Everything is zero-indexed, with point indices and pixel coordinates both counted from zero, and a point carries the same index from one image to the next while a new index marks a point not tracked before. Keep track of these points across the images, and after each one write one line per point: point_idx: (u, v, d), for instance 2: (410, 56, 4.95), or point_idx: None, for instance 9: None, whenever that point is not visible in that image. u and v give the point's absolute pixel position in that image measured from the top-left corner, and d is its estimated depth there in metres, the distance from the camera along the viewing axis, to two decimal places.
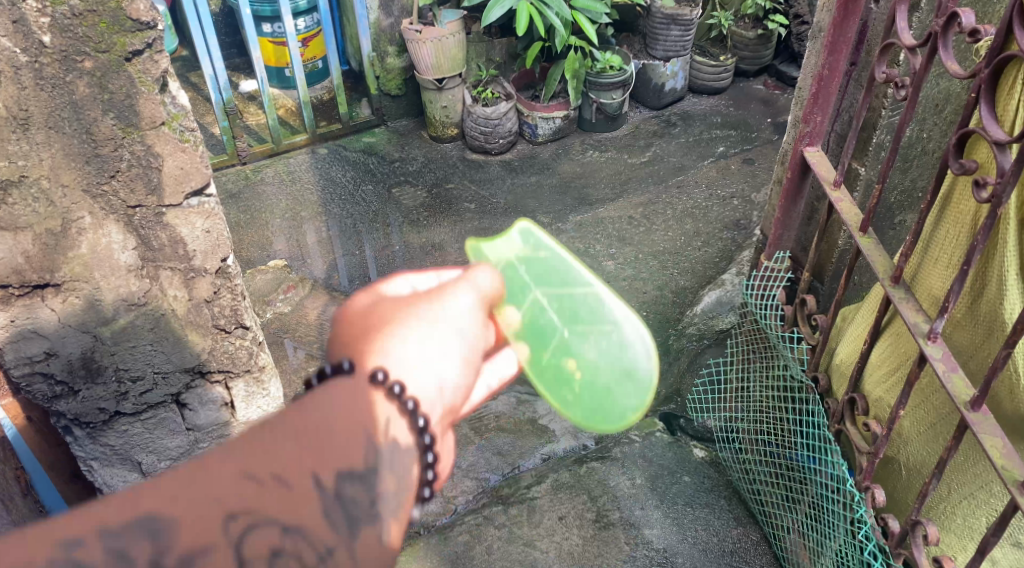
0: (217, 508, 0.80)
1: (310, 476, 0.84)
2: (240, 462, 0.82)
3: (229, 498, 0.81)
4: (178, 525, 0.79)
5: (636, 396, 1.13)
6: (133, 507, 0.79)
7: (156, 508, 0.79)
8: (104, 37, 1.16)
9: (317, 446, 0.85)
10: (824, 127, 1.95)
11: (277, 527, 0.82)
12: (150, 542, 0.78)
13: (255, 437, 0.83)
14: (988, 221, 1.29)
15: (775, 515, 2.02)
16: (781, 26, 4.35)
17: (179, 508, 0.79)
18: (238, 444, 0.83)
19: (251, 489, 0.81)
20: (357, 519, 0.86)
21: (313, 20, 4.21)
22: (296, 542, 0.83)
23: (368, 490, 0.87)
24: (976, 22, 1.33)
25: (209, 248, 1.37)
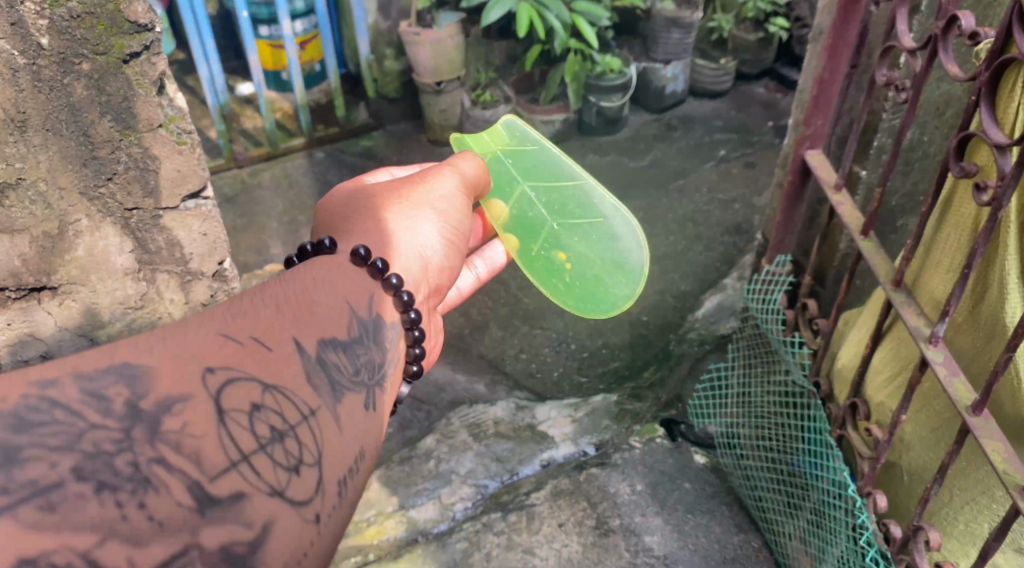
0: (198, 362, 0.90)
1: (290, 339, 1.00)
2: (225, 326, 0.96)
3: (212, 354, 0.92)
4: (161, 372, 0.87)
5: (625, 286, 1.52)
6: (112, 359, 0.86)
7: (138, 358, 0.87)
8: (102, 39, 1.16)
9: (298, 312, 1.04)
10: (826, 130, 1.95)
11: (256, 381, 0.92)
12: (128, 386, 0.84)
13: (239, 309, 1.00)
14: (989, 224, 1.29)
15: (776, 522, 1.99)
16: (782, 30, 4.35)
17: (160, 360, 0.88)
18: (225, 312, 0.98)
19: (233, 346, 0.94)
20: (331, 382, 1.00)
21: (313, 24, 3.94)
22: (274, 396, 0.93)
23: (342, 354, 1.05)
24: (975, 25, 1.32)
25: (205, 251, 1.42)
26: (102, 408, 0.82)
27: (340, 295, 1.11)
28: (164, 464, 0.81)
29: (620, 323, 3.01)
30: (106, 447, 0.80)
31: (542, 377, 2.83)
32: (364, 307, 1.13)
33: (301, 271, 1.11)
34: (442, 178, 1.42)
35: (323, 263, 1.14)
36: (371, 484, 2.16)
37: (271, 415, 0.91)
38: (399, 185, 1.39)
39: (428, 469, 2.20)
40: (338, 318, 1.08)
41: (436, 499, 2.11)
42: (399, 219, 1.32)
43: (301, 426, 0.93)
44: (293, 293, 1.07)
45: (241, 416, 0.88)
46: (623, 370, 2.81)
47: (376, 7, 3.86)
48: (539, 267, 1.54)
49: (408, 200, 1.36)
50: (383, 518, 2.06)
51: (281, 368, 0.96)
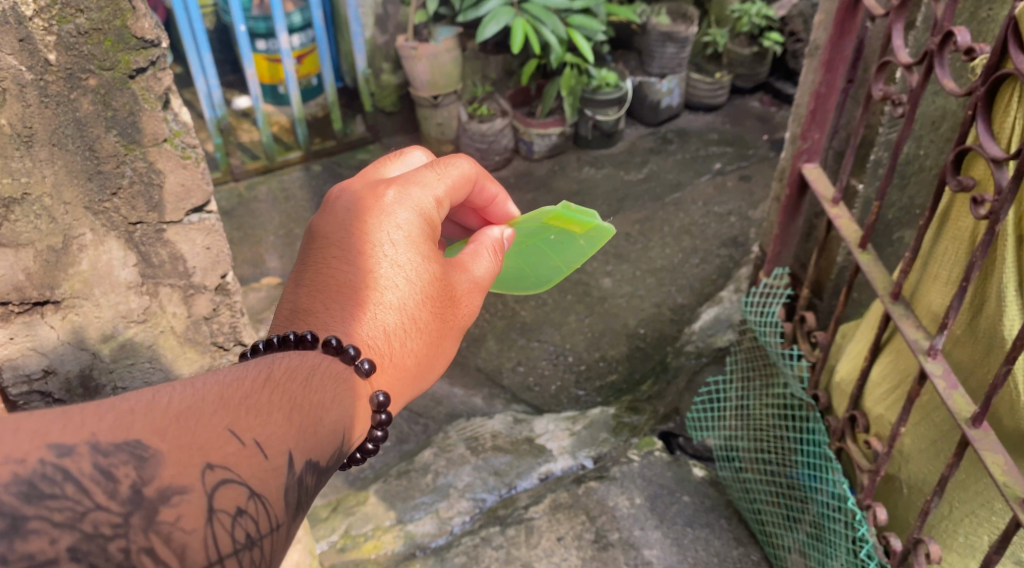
0: (200, 454, 0.72)
1: (286, 451, 0.79)
2: (234, 417, 0.76)
3: (215, 447, 0.73)
4: (168, 458, 0.70)
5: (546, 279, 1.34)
6: (123, 427, 0.70)
7: (148, 434, 0.70)
8: (109, 55, 1.17)
9: (302, 423, 0.82)
10: (822, 143, 1.97)
11: (247, 487, 0.74)
12: (136, 468, 0.69)
13: (251, 401, 0.79)
14: (987, 238, 1.29)
15: (775, 535, 1.99)
16: (777, 44, 4.38)
17: (168, 441, 0.71)
18: (238, 397, 0.78)
19: (235, 445, 0.75)
20: (301, 504, 0.81)
21: (310, 38, 3.96)
22: (257, 507, 0.75)
23: (321, 479, 0.84)
24: (972, 40, 1.33)
25: (208, 265, 1.42)
26: (108, 488, 0.67)
27: (341, 422, 0.88)
28: (153, 554, 0.68)
29: (617, 336, 3.01)
30: (103, 530, 0.66)
31: (539, 390, 2.83)
32: (352, 438, 0.91)
33: (321, 382, 0.89)
34: (471, 301, 1.14)
35: (321, 373, 0.90)
36: (369, 498, 2.15)
37: (248, 528, 0.74)
38: (437, 289, 1.09)
39: (426, 483, 2.19)
40: (333, 447, 0.86)
41: (434, 512, 2.10)
42: (420, 344, 1.06)
43: (269, 546, 0.77)
44: (303, 402, 0.85)
45: (225, 520, 0.72)
46: (620, 383, 2.82)
47: (374, 22, 3.88)
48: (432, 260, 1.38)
49: (437, 318, 1.08)
50: (381, 532, 2.04)
51: (274, 481, 0.77)
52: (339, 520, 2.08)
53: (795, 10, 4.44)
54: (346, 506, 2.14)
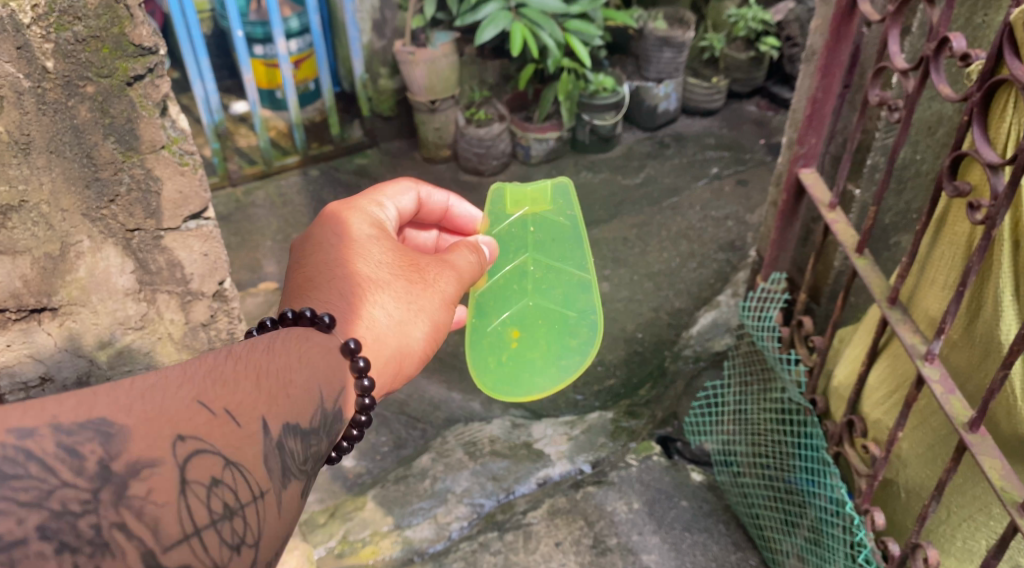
0: (170, 427, 0.80)
1: (258, 418, 0.88)
2: (200, 393, 0.85)
3: (182, 421, 0.81)
4: (134, 433, 0.77)
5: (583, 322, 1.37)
6: (87, 410, 0.77)
7: (114, 413, 0.78)
8: (107, 62, 1.18)
9: (271, 391, 0.92)
10: (819, 148, 1.97)
11: (220, 455, 0.82)
12: (102, 444, 0.76)
13: (217, 375, 0.88)
14: (983, 243, 1.30)
15: (773, 540, 1.99)
16: (773, 49, 4.39)
17: (134, 417, 0.78)
18: (202, 376, 0.87)
19: (205, 416, 0.83)
20: (286, 468, 0.90)
21: (307, 43, 3.97)
22: (233, 475, 0.84)
23: (304, 442, 0.93)
24: (967, 46, 1.34)
25: (206, 271, 1.42)
26: (74, 466, 0.73)
27: (314, 380, 0.98)
28: (125, 528, 0.74)
29: (615, 340, 3.01)
30: (72, 506, 0.72)
31: (537, 394, 2.83)
32: (335, 401, 0.99)
33: (282, 347, 0.98)
34: (441, 274, 1.24)
35: (314, 343, 1.01)
36: (367, 503, 2.15)
37: (226, 494, 0.82)
38: (398, 264, 1.22)
39: (424, 488, 2.18)
40: (312, 409, 0.96)
41: (432, 518, 2.10)
42: (388, 308, 1.15)
43: (252, 509, 0.85)
44: (268, 369, 0.94)
45: (200, 490, 0.80)
46: (618, 388, 2.80)
47: (371, 27, 3.88)
48: (484, 332, 1.36)
49: (405, 287, 1.19)
50: (379, 538, 2.04)
51: (247, 447, 0.86)
52: (336, 526, 2.08)
53: (792, 14, 4.45)
54: (344, 512, 2.13)
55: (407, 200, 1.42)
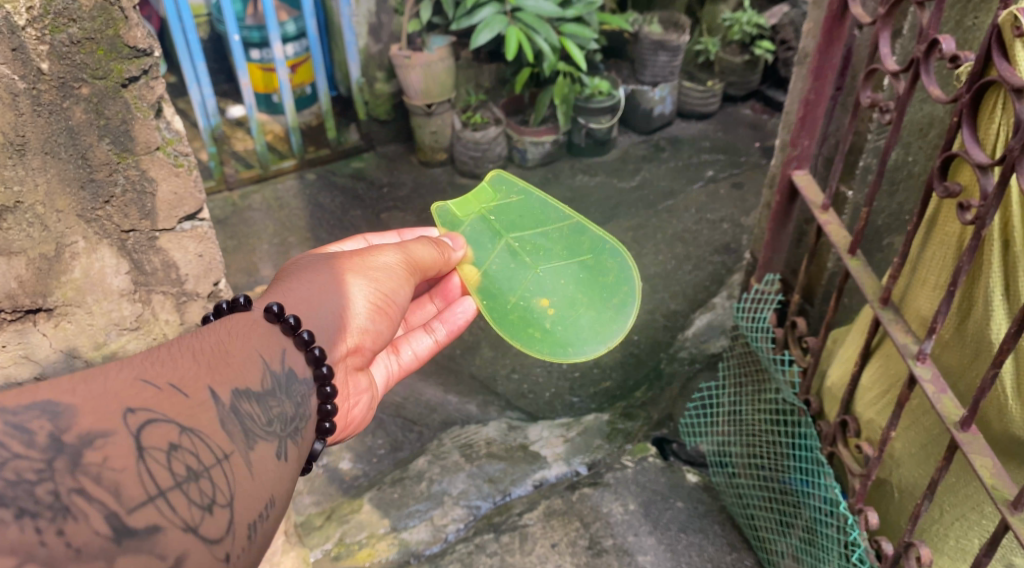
0: (118, 402, 0.87)
1: (204, 388, 0.96)
2: (141, 372, 0.93)
3: (128, 395, 0.88)
4: (81, 409, 0.84)
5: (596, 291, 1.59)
6: (30, 394, 0.82)
7: (59, 395, 0.84)
8: (101, 64, 1.18)
9: (211, 363, 1.00)
10: (812, 150, 1.98)
11: (173, 423, 0.89)
12: (51, 419, 0.81)
13: (154, 358, 0.96)
14: (973, 243, 1.31)
15: (769, 540, 1.99)
16: (768, 52, 4.41)
17: (80, 396, 0.85)
18: (141, 360, 0.95)
19: (150, 390, 0.91)
20: (243, 430, 0.97)
21: (304, 47, 3.97)
22: (190, 440, 0.90)
23: (257, 405, 1.02)
24: (956, 48, 1.36)
25: (201, 272, 1.42)
26: (24, 440, 0.79)
27: (250, 348, 1.07)
28: (84, 493, 0.79)
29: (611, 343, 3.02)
30: (27, 476, 0.77)
31: (534, 397, 2.83)
32: (280, 362, 1.09)
33: (210, 327, 1.07)
34: (385, 251, 1.40)
35: (235, 321, 1.10)
36: (364, 506, 2.15)
37: (187, 456, 0.89)
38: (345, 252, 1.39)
39: (420, 491, 2.19)
40: (257, 374, 1.05)
41: (428, 520, 2.10)
42: (325, 270, 1.30)
43: (216, 469, 0.91)
44: (203, 347, 1.03)
45: (159, 454, 0.86)
46: (614, 390, 2.82)
47: (367, 31, 3.89)
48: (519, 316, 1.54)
49: (346, 260, 1.35)
50: (375, 540, 2.04)
51: (197, 414, 0.93)
52: (333, 529, 2.08)
53: (786, 18, 4.47)
54: (340, 514, 2.13)
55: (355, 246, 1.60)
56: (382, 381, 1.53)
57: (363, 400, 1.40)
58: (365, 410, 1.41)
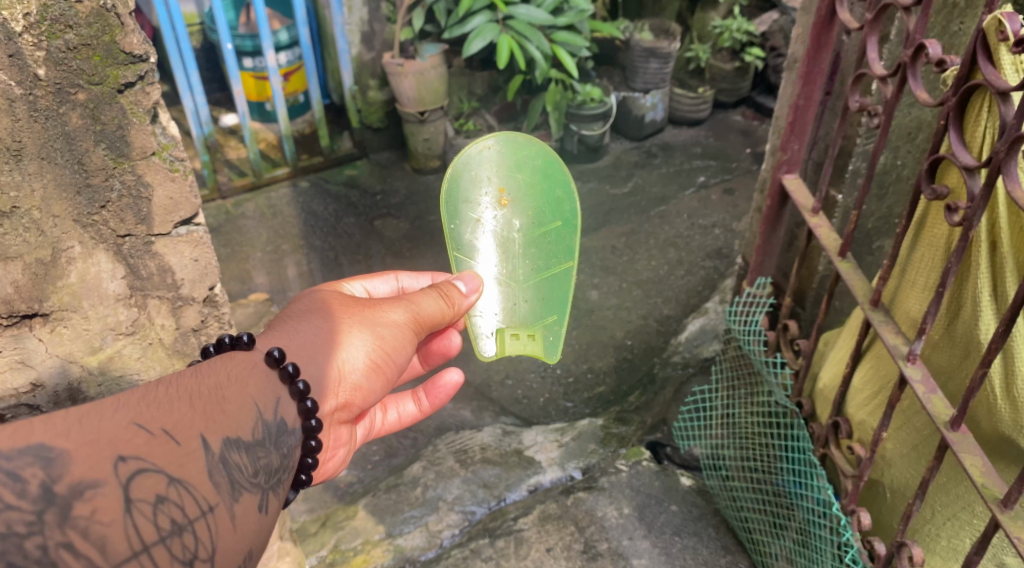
0: (111, 449, 0.88)
1: (197, 435, 0.96)
2: (138, 414, 0.93)
3: (122, 441, 0.89)
4: (74, 456, 0.85)
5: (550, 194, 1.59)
6: (25, 435, 0.83)
7: (52, 439, 0.84)
8: (98, 70, 1.19)
9: (207, 408, 1.00)
10: (801, 155, 2.00)
11: (163, 473, 0.90)
12: (43, 468, 0.83)
13: (150, 398, 0.95)
14: (960, 244, 1.32)
15: (762, 542, 2.00)
16: (758, 59, 4.45)
17: (73, 441, 0.86)
18: (139, 399, 0.94)
19: (144, 436, 0.91)
20: (232, 479, 0.98)
21: (297, 55, 4.00)
22: (178, 491, 0.92)
23: (246, 454, 1.02)
24: (943, 52, 1.37)
25: (197, 277, 1.43)
26: (16, 489, 0.81)
27: (246, 394, 1.06)
28: (72, 548, 0.82)
29: (605, 348, 3.03)
30: (18, 528, 0.80)
31: (528, 402, 2.83)
32: (273, 411, 1.08)
33: (210, 367, 1.06)
34: (393, 306, 1.36)
35: (238, 359, 1.10)
36: (359, 512, 2.15)
37: (172, 509, 0.90)
38: (353, 298, 1.35)
39: (415, 497, 2.19)
40: (249, 423, 1.04)
41: (423, 526, 2.10)
42: (333, 322, 1.27)
43: (199, 522, 0.93)
44: (202, 388, 1.02)
45: (146, 507, 0.88)
46: (608, 395, 2.83)
47: (360, 39, 3.90)
48: (467, 209, 1.57)
49: (354, 312, 1.32)
50: (370, 546, 2.04)
51: (188, 463, 0.94)
52: (328, 535, 2.08)
53: (775, 25, 4.49)
54: (335, 520, 2.13)
55: (383, 285, 1.59)
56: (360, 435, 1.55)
57: (339, 453, 1.43)
58: (338, 463, 1.44)
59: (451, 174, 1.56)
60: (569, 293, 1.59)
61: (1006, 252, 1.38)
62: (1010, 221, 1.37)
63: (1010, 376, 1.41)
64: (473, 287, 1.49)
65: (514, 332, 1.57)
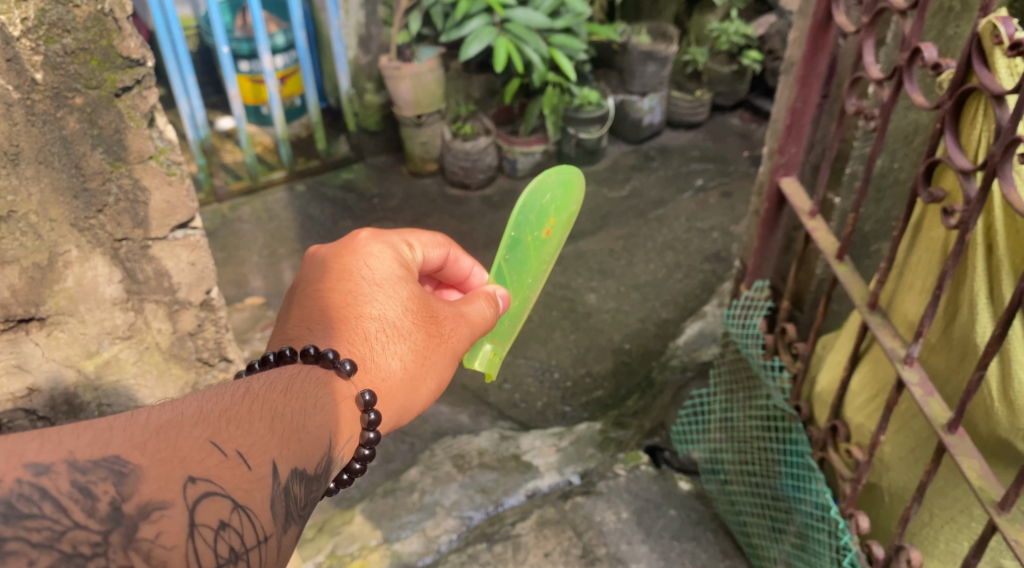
0: (183, 467, 0.77)
1: (269, 461, 0.85)
2: (215, 430, 0.82)
3: (196, 459, 0.79)
4: (149, 472, 0.75)
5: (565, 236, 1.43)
6: (103, 444, 0.75)
7: (128, 450, 0.75)
8: (95, 74, 1.20)
9: (283, 431, 0.89)
10: (798, 158, 2.00)
11: (230, 499, 0.80)
12: (116, 484, 0.73)
13: (230, 413, 0.85)
14: (957, 247, 1.33)
15: (762, 548, 1.97)
16: (756, 63, 4.47)
17: (148, 456, 0.76)
18: (218, 413, 0.84)
19: (217, 456, 0.81)
20: (290, 514, 0.87)
21: (293, 59, 3.97)
22: (242, 519, 0.81)
23: (309, 489, 0.90)
24: (937, 56, 1.38)
25: (193, 281, 1.44)
26: (86, 506, 0.72)
27: (325, 426, 0.95)
28: None
29: (603, 351, 3.03)
30: (81, 549, 0.71)
31: (525, 407, 2.83)
32: (339, 449, 0.97)
33: (298, 389, 0.96)
34: (456, 331, 1.21)
35: (327, 392, 0.98)
36: (356, 517, 2.14)
37: (232, 537, 0.80)
38: (419, 316, 1.18)
39: (413, 502, 2.19)
40: (318, 455, 0.92)
41: (420, 531, 2.10)
42: (411, 358, 1.13)
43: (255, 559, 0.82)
44: (284, 410, 0.92)
45: (208, 534, 0.78)
46: (606, 399, 2.83)
47: (357, 43, 3.92)
48: (528, 221, 1.34)
49: (431, 345, 1.17)
50: (367, 552, 2.04)
51: (257, 492, 0.83)
52: (324, 540, 2.07)
53: (773, 28, 4.54)
54: (332, 526, 2.12)
55: (436, 251, 1.33)
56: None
57: None
58: None
59: (536, 185, 1.31)
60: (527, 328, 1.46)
61: (1002, 255, 1.37)
62: (1006, 224, 1.37)
63: (1007, 380, 1.42)
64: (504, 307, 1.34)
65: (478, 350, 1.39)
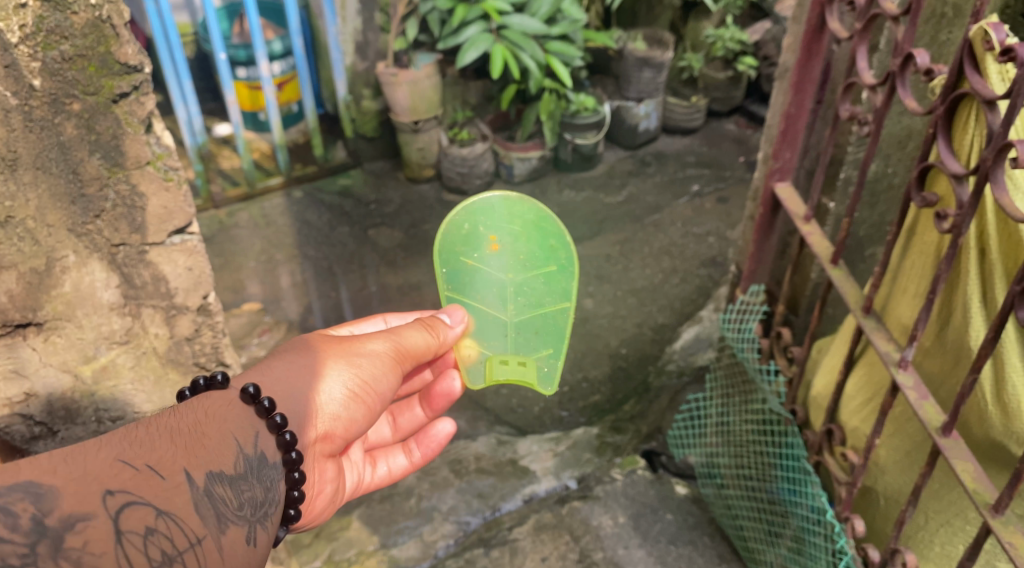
0: (97, 485, 0.95)
1: (180, 469, 1.02)
2: (123, 450, 1.00)
3: (109, 476, 0.96)
4: (64, 491, 0.93)
5: (541, 237, 1.56)
6: (16, 474, 0.92)
7: (40, 476, 0.93)
8: (92, 80, 1.20)
9: (189, 443, 1.05)
10: (793, 163, 2.01)
11: (150, 505, 0.97)
12: (33, 502, 0.91)
13: (136, 436, 1.02)
14: (949, 252, 1.34)
15: (758, 551, 2.00)
16: (751, 68, 4.48)
17: (60, 478, 0.94)
18: (122, 437, 1.01)
19: (129, 471, 0.98)
20: (217, 514, 1.04)
21: (291, 65, 3.95)
22: (166, 522, 0.98)
23: (230, 487, 1.06)
24: (931, 62, 1.39)
25: (190, 286, 1.44)
26: (9, 524, 0.89)
27: (231, 431, 1.10)
28: None
29: (600, 356, 3.04)
30: (11, 559, 0.88)
31: (523, 411, 2.82)
32: (253, 445, 1.11)
33: (194, 405, 1.10)
34: (374, 338, 1.36)
35: (212, 399, 1.12)
36: (353, 522, 2.14)
37: (162, 540, 0.97)
38: (334, 337, 1.35)
39: (410, 507, 2.18)
40: (230, 458, 1.08)
41: (418, 536, 2.10)
42: (317, 357, 1.28)
43: (188, 553, 0.99)
44: (187, 426, 1.07)
45: (136, 539, 0.95)
46: (603, 403, 2.83)
47: (353, 49, 3.92)
48: (457, 253, 1.55)
49: (338, 345, 1.32)
50: (365, 557, 2.05)
51: (173, 495, 1.00)
52: (321, 546, 2.07)
53: (769, 34, 4.57)
54: (329, 531, 2.12)
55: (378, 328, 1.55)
56: (350, 488, 1.50)
57: (327, 490, 1.36)
58: (327, 502, 1.37)
59: (447, 219, 1.54)
60: (567, 323, 1.53)
61: (994, 259, 1.39)
62: (998, 229, 1.38)
63: (1000, 383, 1.42)
64: (457, 319, 1.49)
65: (503, 360, 1.50)
